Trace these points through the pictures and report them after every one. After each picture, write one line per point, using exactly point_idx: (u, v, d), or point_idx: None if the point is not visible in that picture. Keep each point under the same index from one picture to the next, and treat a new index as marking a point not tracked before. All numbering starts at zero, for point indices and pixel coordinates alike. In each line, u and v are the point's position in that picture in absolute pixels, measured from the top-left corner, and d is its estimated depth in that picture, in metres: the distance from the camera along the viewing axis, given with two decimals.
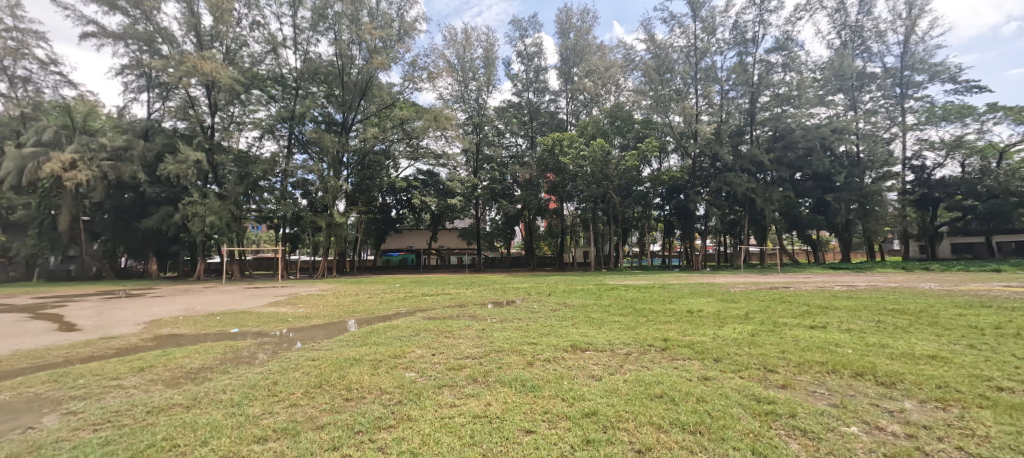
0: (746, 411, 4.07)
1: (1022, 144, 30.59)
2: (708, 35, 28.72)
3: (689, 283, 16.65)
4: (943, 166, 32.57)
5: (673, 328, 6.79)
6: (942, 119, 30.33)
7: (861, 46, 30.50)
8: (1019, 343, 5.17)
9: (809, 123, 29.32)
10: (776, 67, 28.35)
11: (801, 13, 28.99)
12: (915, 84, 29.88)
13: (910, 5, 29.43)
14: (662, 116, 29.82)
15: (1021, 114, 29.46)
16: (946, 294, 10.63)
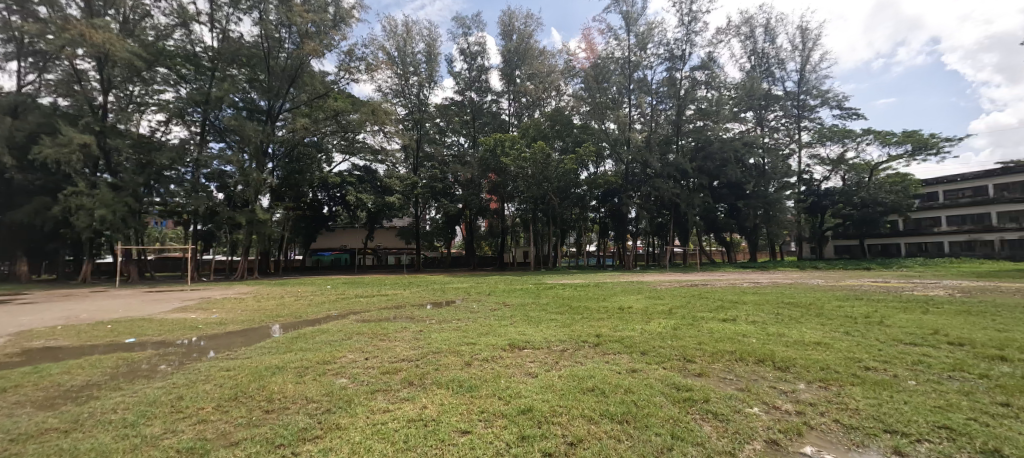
0: (667, 399, 4.38)
1: (886, 163, 36.64)
2: (641, 49, 30.67)
3: (620, 282, 17.60)
4: (829, 180, 37.90)
5: (605, 324, 7.15)
6: (829, 139, 35.30)
7: (768, 72, 34.46)
8: (882, 330, 6.13)
9: (725, 136, 32.48)
10: (700, 84, 31.04)
11: (720, 37, 32.01)
12: (809, 107, 34.42)
13: (806, 39, 33.83)
14: (599, 122, 31.45)
15: (886, 138, 35.22)
16: (827, 289, 12.34)
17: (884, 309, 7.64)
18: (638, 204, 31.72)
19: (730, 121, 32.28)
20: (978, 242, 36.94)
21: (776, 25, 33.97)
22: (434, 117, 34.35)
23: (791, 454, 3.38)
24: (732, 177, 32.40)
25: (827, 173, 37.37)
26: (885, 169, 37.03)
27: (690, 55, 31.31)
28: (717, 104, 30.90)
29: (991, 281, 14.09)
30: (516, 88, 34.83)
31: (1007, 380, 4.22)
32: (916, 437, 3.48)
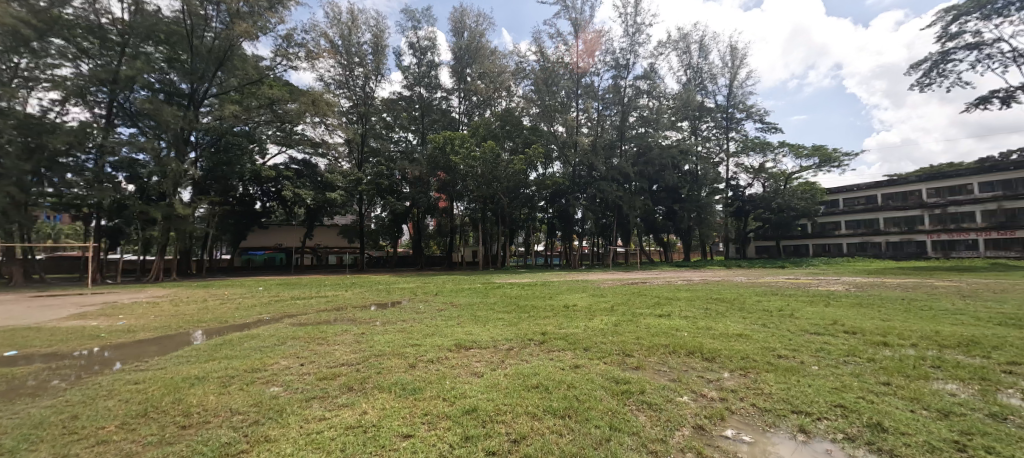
0: (607, 392, 4.56)
1: (798, 173, 41.17)
2: (589, 56, 31.90)
3: (566, 280, 18.12)
4: (752, 187, 41.78)
5: (550, 322, 7.32)
6: (752, 150, 38.96)
7: (702, 85, 37.31)
8: (792, 321, 6.86)
9: (663, 143, 34.64)
10: (642, 93, 32.84)
11: (661, 49, 34.04)
12: (736, 120, 37.73)
13: (734, 57, 37.07)
14: (548, 124, 32.68)
15: (799, 151, 39.59)
16: (748, 285, 13.58)
17: (794, 303, 8.56)
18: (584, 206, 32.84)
19: (668, 129, 34.52)
20: (869, 244, 42.63)
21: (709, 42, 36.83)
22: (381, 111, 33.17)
23: (715, 437, 3.66)
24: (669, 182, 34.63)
25: (750, 180, 41.21)
26: (797, 178, 41.60)
27: (634, 65, 33.01)
28: (657, 113, 32.91)
29: (876, 277, 16.34)
30: (467, 86, 34.64)
31: (888, 363, 4.91)
32: (817, 416, 3.93)
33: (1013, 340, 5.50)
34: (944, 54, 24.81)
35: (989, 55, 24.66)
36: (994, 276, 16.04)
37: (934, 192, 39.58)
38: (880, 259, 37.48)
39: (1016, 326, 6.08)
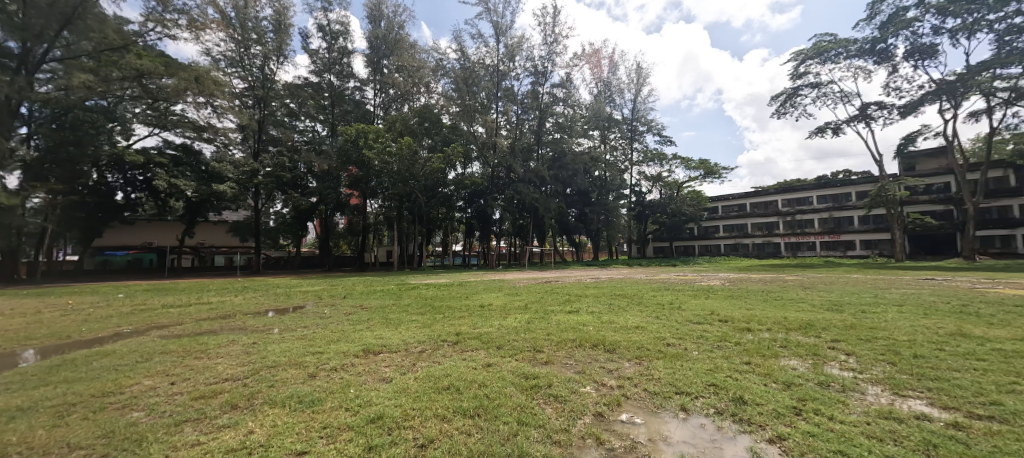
0: (517, 388, 4.67)
1: (688, 182, 46.84)
2: (510, 60, 32.73)
3: (482, 280, 18.28)
4: (651, 193, 46.54)
5: (466, 321, 7.32)
6: (652, 160, 43.38)
7: (611, 99, 40.56)
8: (680, 313, 7.75)
9: (576, 150, 36.88)
10: (558, 101, 34.68)
11: (577, 61, 36.18)
12: (640, 132, 41.64)
13: (639, 75, 40.90)
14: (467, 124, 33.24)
15: (690, 163, 45.08)
16: (644, 281, 15.07)
17: (681, 296, 9.71)
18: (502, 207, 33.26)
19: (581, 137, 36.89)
20: (739, 245, 50.12)
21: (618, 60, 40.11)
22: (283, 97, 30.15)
23: (613, 422, 3.97)
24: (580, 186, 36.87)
25: (651, 187, 45.81)
26: (688, 187, 47.31)
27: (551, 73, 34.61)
28: (571, 121, 35.08)
29: (744, 273, 19.32)
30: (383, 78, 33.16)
31: (749, 345, 5.81)
32: (696, 395, 4.49)
33: (833, 322, 6.91)
34: (794, 90, 30.31)
35: (824, 93, 30.72)
36: (822, 271, 20.04)
37: (788, 202, 47.84)
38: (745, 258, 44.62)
39: (836, 310, 7.65)
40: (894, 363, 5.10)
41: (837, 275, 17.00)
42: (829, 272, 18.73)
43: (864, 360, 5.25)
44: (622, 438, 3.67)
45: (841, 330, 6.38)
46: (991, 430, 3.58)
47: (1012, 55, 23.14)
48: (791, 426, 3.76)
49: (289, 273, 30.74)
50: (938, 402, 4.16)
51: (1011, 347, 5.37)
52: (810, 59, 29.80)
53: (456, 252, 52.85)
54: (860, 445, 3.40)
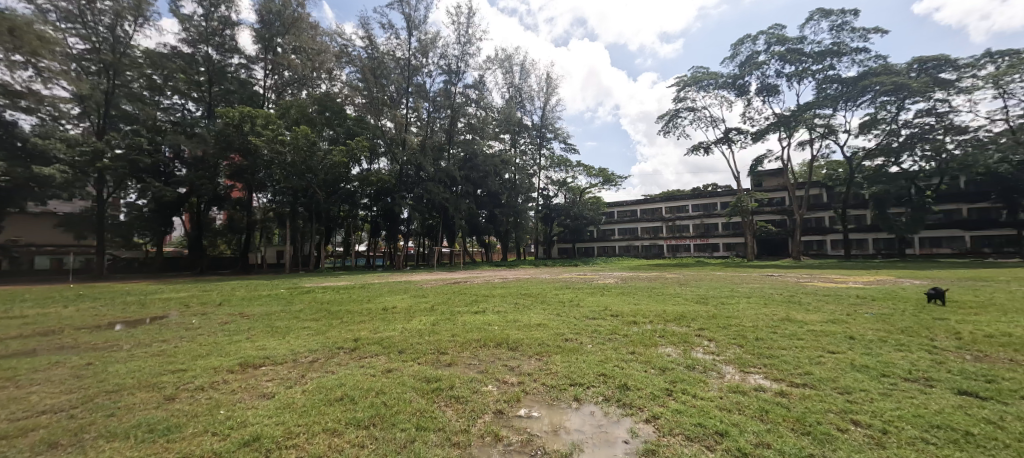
0: (417, 393, 4.54)
1: (590, 188, 50.73)
2: (422, 55, 32.09)
3: (387, 282, 17.51)
4: (557, 197, 49.43)
5: (366, 326, 6.96)
6: (559, 165, 46.05)
7: (522, 104, 41.88)
8: (577, 310, 8.34)
9: (487, 152, 37.41)
10: (470, 102, 34.92)
11: (489, 64, 36.78)
12: (547, 138, 43.51)
13: (548, 84, 43.06)
14: (375, 118, 31.42)
15: (591, 171, 48.88)
16: (548, 281, 15.90)
17: (578, 294, 10.45)
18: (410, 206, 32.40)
19: (493, 139, 37.57)
20: (631, 247, 55.65)
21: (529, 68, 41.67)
22: (141, 66, 25.18)
23: (511, 418, 4.08)
24: (491, 188, 37.36)
25: (557, 192, 48.61)
26: (589, 192, 51.23)
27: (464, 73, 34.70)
28: (483, 123, 35.65)
29: (634, 272, 21.57)
30: (277, 58, 29.78)
31: (634, 336, 6.50)
32: (587, 385, 4.87)
33: (699, 313, 8.08)
34: (676, 112, 34.79)
35: (699, 117, 35.74)
36: (694, 269, 23.25)
37: (671, 209, 54.59)
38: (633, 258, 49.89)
39: (702, 302, 8.96)
40: (741, 345, 6.14)
41: (705, 273, 19.91)
42: (699, 270, 21.86)
43: (721, 344, 6.23)
44: (519, 432, 3.80)
45: (705, 319, 7.49)
46: (803, 395, 4.50)
47: (825, 100, 29.58)
48: (664, 406, 4.28)
49: (149, 277, 25.77)
50: (770, 375, 5.12)
51: (819, 327, 6.84)
52: (688, 86, 34.43)
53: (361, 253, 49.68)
54: (715, 416, 4.01)
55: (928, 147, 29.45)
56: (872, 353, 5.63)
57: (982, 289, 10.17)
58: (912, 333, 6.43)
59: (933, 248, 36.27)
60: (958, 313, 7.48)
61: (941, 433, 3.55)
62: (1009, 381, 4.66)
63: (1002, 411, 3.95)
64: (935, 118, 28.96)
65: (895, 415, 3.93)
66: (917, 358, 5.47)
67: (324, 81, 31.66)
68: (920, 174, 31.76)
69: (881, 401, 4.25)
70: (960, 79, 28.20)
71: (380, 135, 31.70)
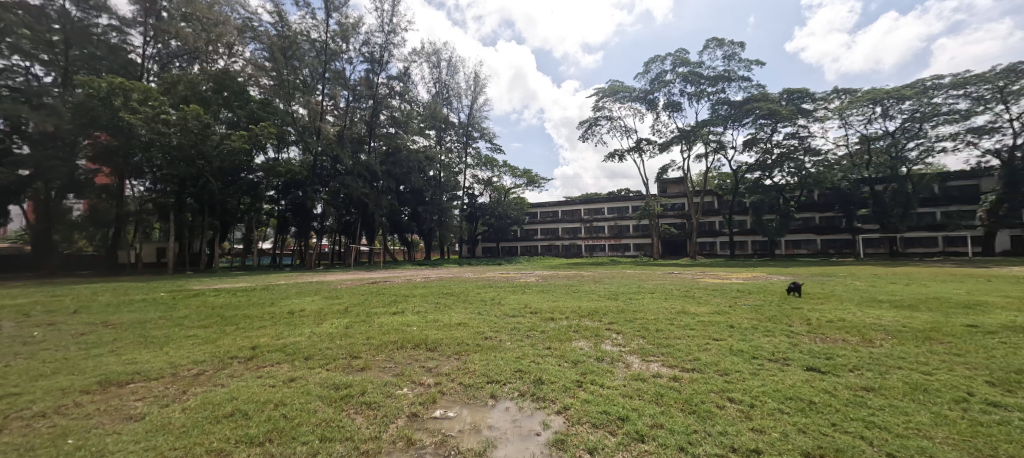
0: (323, 402, 4.24)
1: (514, 188, 51.84)
2: (342, 40, 30.17)
3: (294, 283, 16.14)
4: (482, 196, 49.86)
5: (268, 334, 6.48)
6: (485, 164, 46.33)
7: (449, 101, 41.27)
8: (497, 308, 8.49)
9: (411, 147, 36.25)
10: (394, 94, 33.75)
11: (415, 57, 35.63)
12: (474, 137, 43.31)
13: (477, 83, 43.03)
14: (285, 103, 29.16)
15: (515, 172, 50.04)
16: (471, 280, 15.98)
17: (497, 293, 10.63)
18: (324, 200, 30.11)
19: (418, 134, 36.53)
20: (552, 246, 57.87)
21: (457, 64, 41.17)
22: None
23: (425, 420, 4.00)
24: (415, 185, 36.15)
25: (482, 190, 48.96)
26: (514, 193, 52.35)
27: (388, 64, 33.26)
28: (407, 117, 34.69)
29: (554, 271, 22.53)
30: (162, 24, 25.66)
31: (550, 332, 6.82)
32: (504, 382, 4.98)
33: (611, 308, 8.74)
34: (595, 119, 37.04)
35: (615, 126, 38.43)
36: (607, 268, 25.00)
37: (589, 211, 57.95)
38: (553, 257, 52.01)
39: (613, 298, 9.71)
40: (645, 336, 6.76)
41: (616, 271, 21.49)
42: (613, 269, 23.55)
43: (627, 336, 6.79)
44: (433, 433, 3.73)
45: (615, 314, 8.11)
46: (692, 379, 5.10)
47: (718, 119, 33.71)
48: (575, 397, 4.54)
49: None
50: (667, 363, 5.71)
51: (707, 318, 7.80)
52: (607, 97, 36.83)
53: (268, 250, 45.01)
54: (618, 403, 4.36)
55: (793, 165, 35.15)
56: (746, 339, 6.58)
57: (826, 283, 12.40)
58: (776, 321, 7.64)
59: (795, 248, 43.20)
60: (809, 302, 9.05)
61: (793, 404, 4.26)
62: (841, 358, 5.75)
63: (835, 382, 4.87)
64: (799, 141, 34.64)
65: (761, 391, 4.64)
66: (779, 341, 6.51)
67: (222, 57, 28.03)
68: (787, 187, 37.80)
69: (751, 380, 4.98)
70: (816, 109, 34.04)
71: (290, 122, 29.15)
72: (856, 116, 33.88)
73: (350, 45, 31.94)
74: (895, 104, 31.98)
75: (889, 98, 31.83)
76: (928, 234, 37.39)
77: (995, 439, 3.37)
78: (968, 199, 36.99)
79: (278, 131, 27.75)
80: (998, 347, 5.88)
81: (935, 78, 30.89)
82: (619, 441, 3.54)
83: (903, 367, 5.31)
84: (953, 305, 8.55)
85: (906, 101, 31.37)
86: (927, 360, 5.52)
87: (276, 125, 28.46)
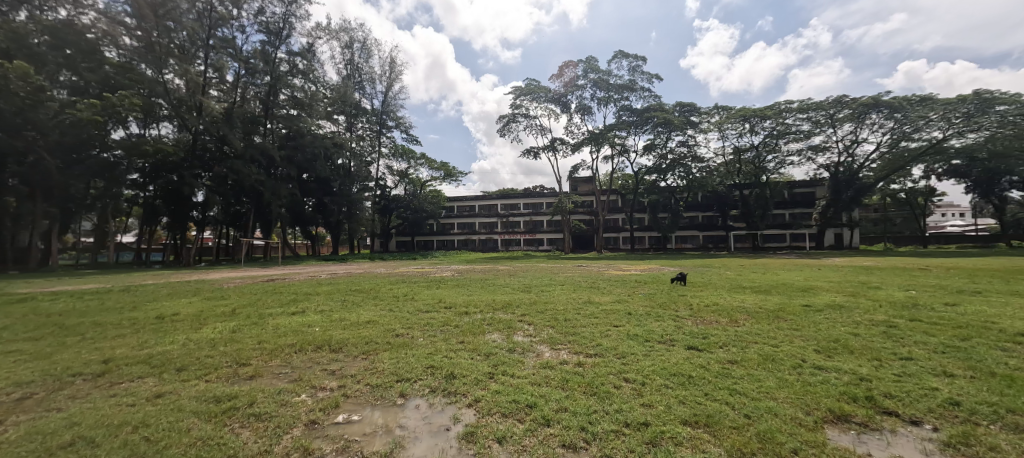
0: (199, 418, 3.72)
1: (430, 181, 50.67)
2: (232, 5, 26.49)
3: (166, 283, 13.96)
4: (396, 188, 48.05)
5: (128, 344, 5.54)
6: (399, 155, 44.44)
7: (361, 85, 38.61)
8: (410, 304, 8.27)
9: (317, 132, 33.22)
10: (296, 72, 30.61)
11: (321, 33, 32.62)
12: (388, 126, 41.06)
13: (392, 69, 40.88)
14: (154, 69, 24.58)
15: (432, 164, 48.88)
16: (381, 276, 15.32)
17: (410, 289, 10.38)
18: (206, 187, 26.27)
19: (323, 119, 33.59)
20: (469, 240, 57.91)
21: (370, 47, 38.64)
22: None
23: (326, 427, 3.74)
24: (321, 173, 33.18)
25: (396, 182, 46.94)
26: (430, 186, 51.21)
27: (288, 38, 29.98)
28: (312, 98, 31.76)
29: (470, 265, 22.64)
30: None
31: (464, 326, 6.87)
32: (415, 379, 4.88)
33: (523, 300, 9.13)
34: (512, 117, 37.78)
35: (532, 124, 39.64)
36: (521, 262, 25.81)
37: (505, 207, 59.10)
38: (469, 251, 52.16)
39: (526, 291, 10.12)
40: (553, 326, 7.16)
41: (528, 265, 22.38)
42: (527, 263, 24.50)
43: (538, 326, 7.13)
44: (334, 440, 3.50)
45: (527, 306, 8.48)
46: (593, 363, 5.55)
47: (622, 124, 36.82)
48: (486, 389, 4.63)
49: None
50: (573, 349, 6.11)
51: (609, 306, 8.55)
52: (523, 96, 37.76)
53: (133, 244, 37.88)
54: (527, 391, 4.56)
55: (682, 170, 39.81)
56: (641, 324, 7.35)
57: (705, 273, 14.37)
58: (665, 307, 8.68)
59: (682, 243, 49.06)
60: (691, 290, 10.45)
61: (676, 379, 4.87)
62: (713, 336, 6.74)
63: (709, 358, 5.67)
64: (687, 149, 39.24)
65: (651, 370, 5.22)
66: (667, 325, 7.38)
67: (66, 5, 22.73)
68: (677, 189, 42.74)
69: (642, 361, 5.58)
70: (701, 122, 38.91)
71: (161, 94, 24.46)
72: (731, 130, 39.50)
73: (241, 12, 28.14)
74: (759, 122, 37.94)
75: (755, 117, 37.68)
76: (780, 232, 45.32)
77: (818, 395, 4.23)
78: (808, 203, 45.61)
79: (145, 103, 23.34)
80: (822, 322, 7.37)
81: (787, 103, 37.29)
82: (526, 427, 3.71)
83: (758, 342, 6.39)
84: (792, 289, 10.56)
85: (767, 120, 37.48)
86: (775, 335, 6.73)
87: (142, 96, 23.81)
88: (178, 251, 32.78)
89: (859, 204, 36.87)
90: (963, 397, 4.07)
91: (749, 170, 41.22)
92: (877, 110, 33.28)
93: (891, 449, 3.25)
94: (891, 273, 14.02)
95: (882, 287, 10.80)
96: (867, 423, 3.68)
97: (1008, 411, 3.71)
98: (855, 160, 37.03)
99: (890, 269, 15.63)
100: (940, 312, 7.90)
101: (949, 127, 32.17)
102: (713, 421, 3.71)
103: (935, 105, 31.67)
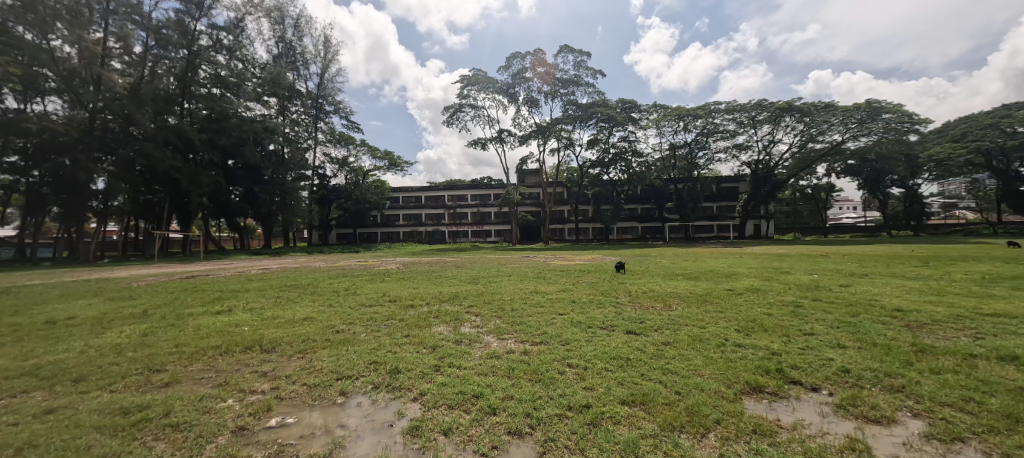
0: (103, 433, 3.33)
1: (373, 171, 48.42)
2: None
3: (60, 282, 12.24)
4: (336, 178, 45.50)
5: (8, 355, 4.78)
6: (338, 142, 41.91)
7: (295, 65, 35.75)
8: (352, 299, 7.93)
9: (244, 114, 30.32)
10: (219, 47, 27.71)
11: (249, 7, 29.74)
12: (326, 111, 38.56)
13: (329, 50, 38.24)
14: (36, 32, 20.97)
15: (374, 152, 46.69)
16: (319, 269, 14.56)
17: (352, 283, 9.96)
18: (108, 172, 23.05)
19: (251, 100, 30.80)
20: (415, 232, 56.53)
21: (305, 24, 35.86)
22: None
23: (257, 432, 3.51)
24: (250, 160, 30.33)
25: (335, 170, 44.37)
26: (373, 175, 49.00)
27: (210, 9, 27.01)
28: (238, 77, 28.92)
29: (413, 257, 22.07)
30: None
31: (410, 320, 6.74)
32: (356, 376, 4.72)
33: (471, 291, 9.14)
34: (460, 106, 37.15)
35: (479, 115, 39.26)
36: (466, 254, 25.66)
37: (453, 198, 58.23)
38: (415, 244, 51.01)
39: (473, 282, 10.13)
40: (501, 317, 7.26)
41: (474, 256, 22.26)
42: (471, 254, 24.38)
43: (485, 317, 7.20)
44: (267, 446, 3.30)
45: (474, 297, 8.52)
46: (539, 351, 5.71)
47: (567, 118, 37.76)
48: (431, 382, 4.60)
49: None
50: (520, 339, 6.25)
51: (554, 295, 8.85)
52: (471, 85, 37.21)
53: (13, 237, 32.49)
54: (473, 382, 4.60)
55: (623, 164, 41.73)
56: (584, 312, 7.69)
57: (642, 262, 15.25)
58: (607, 294, 9.16)
59: (623, 234, 51.71)
60: (629, 277, 11.16)
61: (616, 362, 5.17)
62: (650, 321, 7.20)
63: (646, 341, 6.08)
64: (628, 144, 41.06)
65: (593, 354, 5.49)
66: (608, 311, 7.78)
67: None
68: (619, 182, 44.74)
69: (586, 346, 5.84)
70: (641, 118, 40.89)
71: (46, 62, 20.96)
72: (668, 127, 41.92)
73: None
74: (692, 121, 40.72)
75: (689, 116, 40.33)
76: (709, 223, 49.25)
77: (738, 370, 4.72)
78: (733, 197, 50.01)
79: (25, 72, 19.89)
80: (742, 304, 8.18)
81: (717, 104, 40.23)
82: (473, 418, 3.75)
83: (688, 324, 6.94)
84: (718, 275, 11.59)
85: (699, 119, 40.25)
86: (702, 317, 7.37)
87: (20, 64, 20.21)
88: (73, 245, 28.65)
89: (774, 198, 41.07)
90: (852, 365, 4.74)
91: (683, 166, 44.23)
92: (790, 114, 36.84)
93: (796, 413, 3.71)
94: (799, 259, 15.80)
95: (792, 272, 12.13)
96: (777, 392, 4.18)
97: (885, 375, 4.39)
98: (772, 158, 40.96)
99: (798, 256, 17.59)
100: (835, 292, 9.10)
101: (847, 131, 36.60)
102: (648, 399, 4.00)
103: (836, 112, 35.81)
